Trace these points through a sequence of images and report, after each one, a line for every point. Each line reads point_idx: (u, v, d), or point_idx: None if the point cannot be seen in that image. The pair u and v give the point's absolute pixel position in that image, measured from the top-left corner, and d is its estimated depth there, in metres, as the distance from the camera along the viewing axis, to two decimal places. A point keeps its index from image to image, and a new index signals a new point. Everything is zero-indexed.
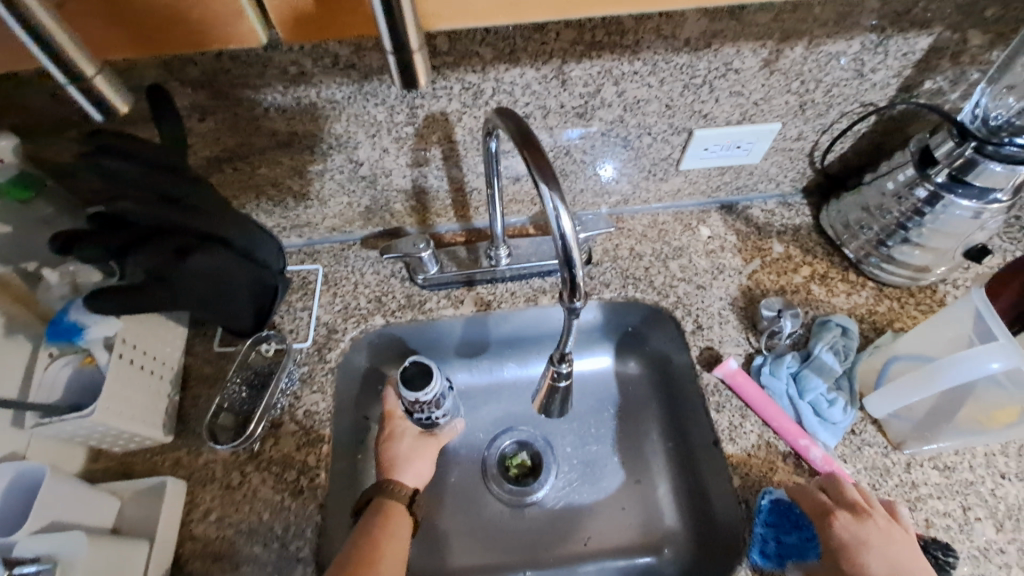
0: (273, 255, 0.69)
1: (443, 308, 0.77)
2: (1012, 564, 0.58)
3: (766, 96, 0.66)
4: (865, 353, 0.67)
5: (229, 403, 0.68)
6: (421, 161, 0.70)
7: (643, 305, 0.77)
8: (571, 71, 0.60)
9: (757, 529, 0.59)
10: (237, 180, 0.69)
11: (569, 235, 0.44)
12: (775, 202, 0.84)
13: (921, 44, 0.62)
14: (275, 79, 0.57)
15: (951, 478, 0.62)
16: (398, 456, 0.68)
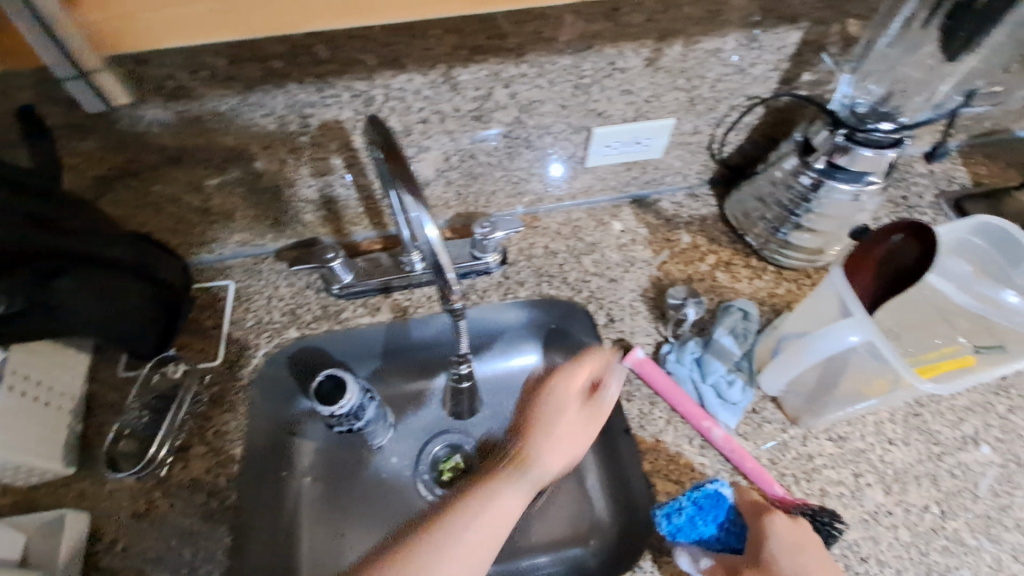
0: (178, 273, 0.71)
1: (360, 316, 0.76)
2: (898, 524, 0.62)
3: (656, 93, 0.69)
4: (763, 334, 0.71)
5: (130, 428, 0.66)
6: (324, 170, 0.70)
7: (559, 301, 0.79)
8: (459, 75, 0.61)
9: (680, 499, 0.59)
10: (131, 199, 0.67)
11: (434, 241, 0.48)
12: (684, 194, 0.87)
13: (792, 38, 0.65)
14: (152, 95, 0.56)
15: (844, 447, 0.66)
16: (478, 503, 0.58)
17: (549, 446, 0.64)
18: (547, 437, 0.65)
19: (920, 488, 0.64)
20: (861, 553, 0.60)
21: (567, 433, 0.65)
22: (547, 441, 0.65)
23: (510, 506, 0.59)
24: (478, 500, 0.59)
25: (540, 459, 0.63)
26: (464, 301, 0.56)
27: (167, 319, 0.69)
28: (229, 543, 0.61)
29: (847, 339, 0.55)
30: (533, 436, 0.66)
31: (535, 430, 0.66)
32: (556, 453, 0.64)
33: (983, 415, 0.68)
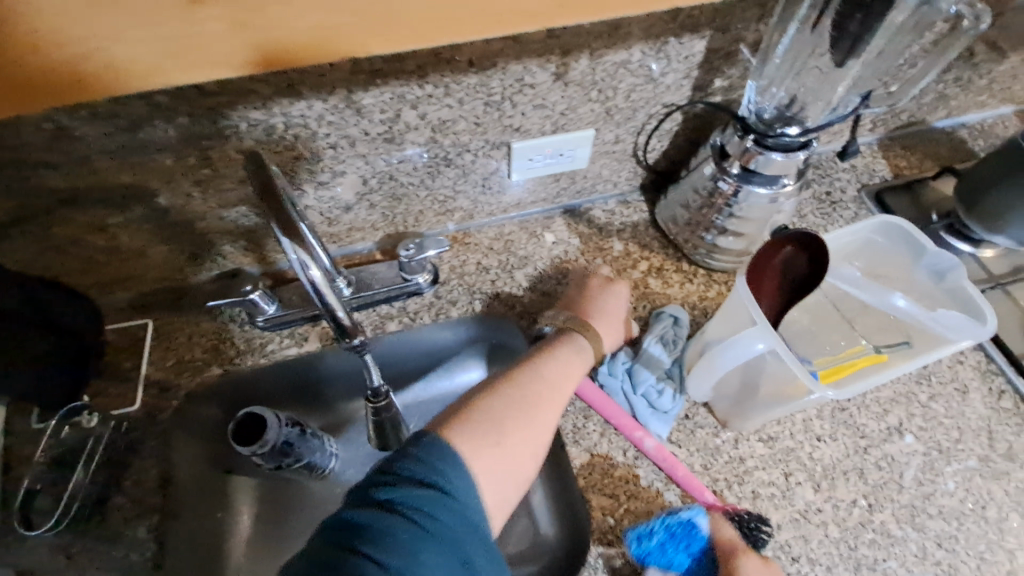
0: (88, 318, 0.68)
1: (287, 348, 0.74)
2: (828, 521, 0.62)
3: (570, 106, 0.69)
4: (693, 339, 0.71)
5: (40, 484, 0.63)
6: (234, 201, 0.67)
7: (492, 318, 0.78)
8: (361, 99, 0.60)
9: (654, 525, 0.59)
10: (30, 245, 0.64)
11: (319, 281, 0.49)
12: (616, 201, 0.87)
13: (697, 47, 0.66)
14: (31, 138, 0.54)
15: (774, 447, 0.66)
16: (560, 349, 0.64)
17: (607, 314, 0.70)
18: (611, 320, 0.70)
19: (848, 483, 0.65)
20: (791, 553, 0.60)
21: (612, 318, 0.70)
22: (592, 318, 0.69)
23: (580, 356, 0.64)
24: (552, 358, 0.62)
25: (605, 323, 0.69)
26: (364, 338, 0.57)
27: (76, 368, 0.66)
28: None
29: (755, 347, 0.56)
30: (584, 313, 0.69)
31: (585, 309, 0.70)
32: (618, 315, 0.70)
33: (906, 405, 0.70)
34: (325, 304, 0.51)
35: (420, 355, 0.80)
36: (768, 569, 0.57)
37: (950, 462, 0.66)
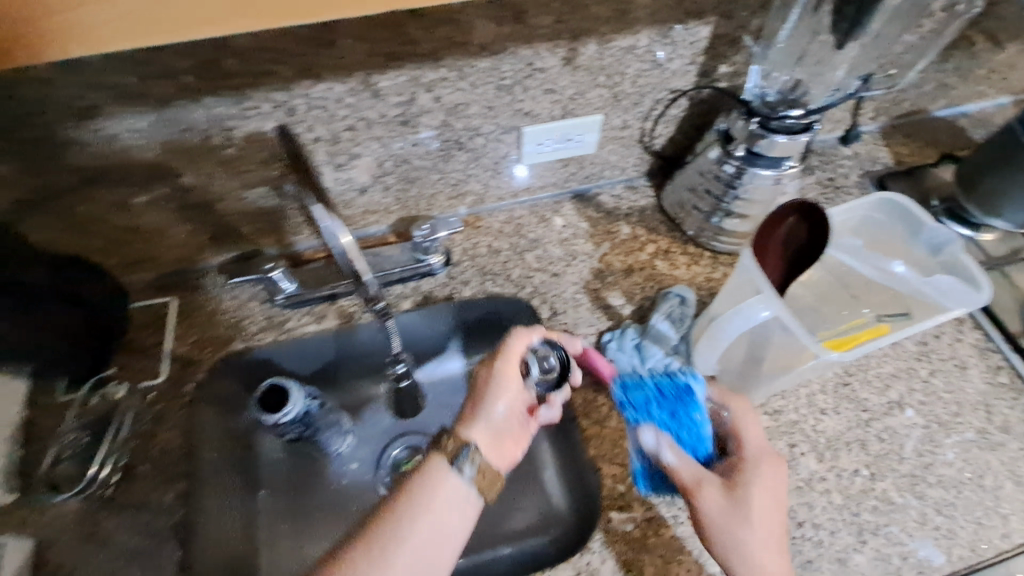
0: (108, 293, 0.70)
1: (306, 325, 0.77)
2: (831, 488, 0.65)
3: (579, 91, 0.71)
4: (699, 318, 0.73)
5: (70, 450, 0.64)
6: (255, 182, 0.70)
7: (504, 299, 0.79)
8: (378, 82, 0.62)
9: (652, 385, 0.60)
10: (50, 222, 0.65)
11: (345, 247, 0.53)
12: (623, 186, 0.90)
13: (703, 33, 0.68)
14: (61, 116, 0.54)
15: (779, 420, 0.69)
16: (427, 479, 0.54)
17: (484, 403, 0.59)
18: (484, 416, 0.59)
19: (850, 454, 0.67)
20: (796, 518, 0.63)
21: (483, 416, 0.59)
22: (473, 416, 0.59)
23: (453, 481, 0.54)
24: (417, 489, 0.53)
25: (484, 418, 0.59)
26: (381, 298, 0.63)
27: (98, 341, 0.68)
28: (178, 558, 0.62)
29: (759, 315, 0.58)
30: (467, 404, 0.61)
31: (472, 396, 0.61)
32: (497, 401, 0.60)
33: (906, 380, 0.72)
34: (349, 266, 0.56)
35: (432, 337, 0.82)
36: (777, 470, 0.57)
37: (950, 434, 0.69)
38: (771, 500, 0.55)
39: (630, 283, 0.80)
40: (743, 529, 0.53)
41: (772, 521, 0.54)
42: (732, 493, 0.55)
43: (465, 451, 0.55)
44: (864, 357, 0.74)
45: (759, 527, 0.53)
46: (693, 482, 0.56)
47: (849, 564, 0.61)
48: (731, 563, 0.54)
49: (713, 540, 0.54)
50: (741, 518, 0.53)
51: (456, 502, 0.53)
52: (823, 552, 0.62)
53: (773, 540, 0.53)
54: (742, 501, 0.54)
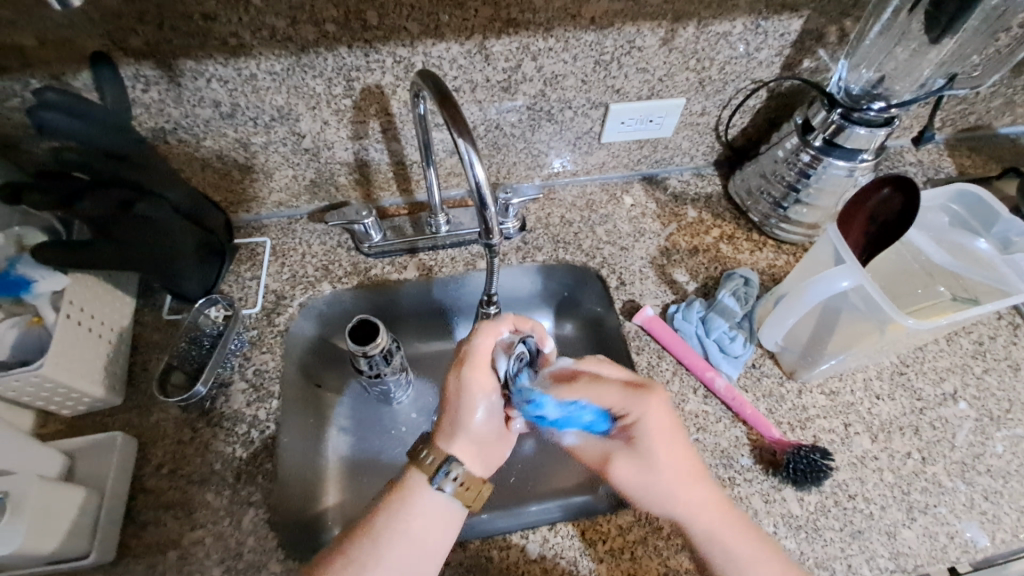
0: (220, 226, 0.77)
1: (388, 273, 0.81)
2: (883, 467, 0.67)
3: (669, 72, 0.75)
4: (763, 298, 0.76)
5: (179, 361, 0.71)
6: (361, 134, 0.75)
7: (572, 266, 0.84)
8: (492, 46, 0.67)
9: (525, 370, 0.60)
10: (182, 154, 0.72)
11: (482, 181, 0.55)
12: (691, 173, 0.93)
13: (794, 26, 0.72)
14: (215, 50, 0.62)
15: (836, 400, 0.72)
16: (405, 499, 0.55)
17: (462, 419, 0.59)
18: (464, 432, 0.59)
19: (904, 437, 0.70)
20: (848, 491, 0.66)
21: (460, 432, 0.59)
22: (454, 429, 0.59)
23: (433, 496, 0.56)
24: (397, 502, 0.55)
25: (465, 433, 0.59)
26: (502, 239, 0.63)
27: (211, 266, 0.74)
28: (267, 467, 0.66)
29: (841, 284, 0.63)
30: (447, 420, 0.60)
31: (447, 409, 0.60)
32: (476, 414, 0.58)
33: (961, 375, 0.75)
34: (481, 202, 0.57)
35: (503, 298, 0.88)
36: (667, 419, 0.58)
37: (1000, 428, 0.71)
38: (636, 454, 0.58)
39: (695, 262, 0.83)
40: (630, 474, 0.58)
41: (667, 467, 0.57)
42: (625, 447, 0.59)
43: (446, 468, 0.56)
44: (920, 350, 0.76)
45: (638, 471, 0.58)
46: (603, 448, 0.61)
47: (898, 537, 0.63)
48: (648, 502, 0.58)
49: (626, 485, 0.59)
50: (639, 466, 0.58)
51: (440, 517, 0.56)
52: (874, 524, 0.64)
53: (658, 483, 0.57)
54: (634, 448, 0.58)
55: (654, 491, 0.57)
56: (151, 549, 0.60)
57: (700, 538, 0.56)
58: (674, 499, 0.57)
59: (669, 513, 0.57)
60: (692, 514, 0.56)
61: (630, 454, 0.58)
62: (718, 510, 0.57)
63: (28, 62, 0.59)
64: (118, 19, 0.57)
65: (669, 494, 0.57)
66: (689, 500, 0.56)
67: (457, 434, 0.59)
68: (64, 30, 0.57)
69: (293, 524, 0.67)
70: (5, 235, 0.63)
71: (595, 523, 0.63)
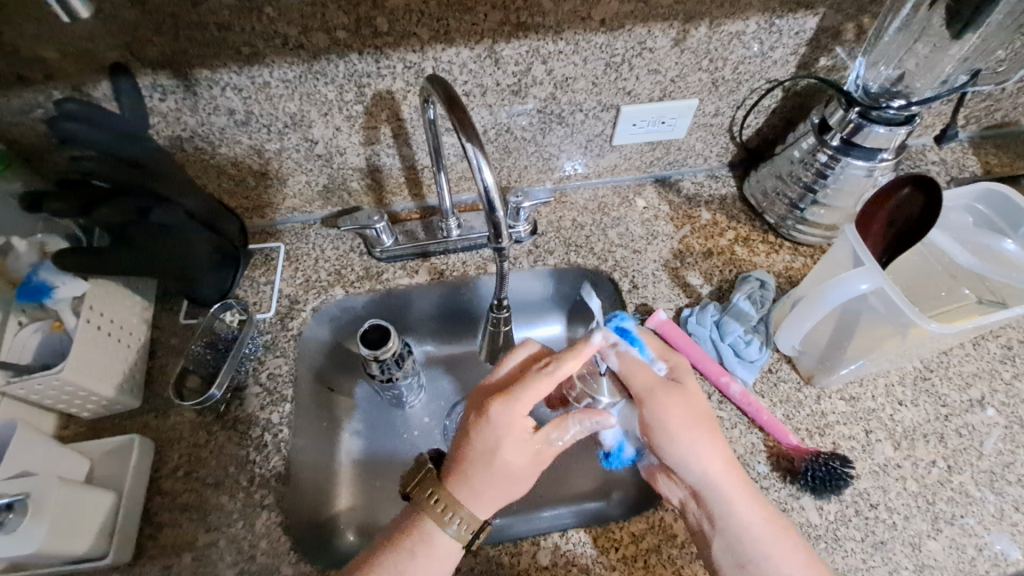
0: (235, 232, 0.78)
1: (399, 278, 0.82)
2: (906, 476, 0.65)
3: (681, 73, 0.75)
4: (780, 302, 0.75)
5: (195, 365, 0.72)
6: (373, 139, 0.75)
7: (584, 269, 0.83)
8: (502, 50, 0.67)
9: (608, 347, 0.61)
10: (198, 161, 0.74)
11: (491, 185, 0.55)
12: (704, 175, 0.92)
13: (809, 24, 0.71)
14: (229, 59, 0.63)
15: (856, 406, 0.70)
16: (415, 543, 0.52)
17: (490, 473, 0.52)
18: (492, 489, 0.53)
19: (928, 445, 0.67)
20: (870, 500, 0.64)
21: (488, 487, 0.53)
22: (498, 499, 0.53)
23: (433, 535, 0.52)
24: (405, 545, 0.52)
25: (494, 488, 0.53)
26: (512, 242, 0.63)
27: (226, 272, 0.75)
28: (280, 471, 0.66)
29: (860, 287, 0.61)
30: (469, 472, 0.53)
31: (474, 463, 0.53)
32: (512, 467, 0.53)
33: (989, 381, 0.72)
34: (491, 205, 0.57)
35: (515, 302, 0.88)
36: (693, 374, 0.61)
37: None
38: (682, 397, 0.58)
39: (709, 265, 0.82)
40: (679, 415, 0.57)
41: (701, 413, 0.58)
42: (675, 389, 0.58)
43: (461, 522, 0.52)
44: (945, 355, 0.74)
45: (684, 417, 0.57)
46: (660, 385, 0.58)
47: (923, 549, 0.61)
48: (685, 452, 0.56)
49: (668, 430, 0.56)
50: (683, 406, 0.57)
51: (448, 564, 0.52)
52: (896, 534, 0.62)
53: (696, 432, 0.56)
54: (674, 388, 0.58)
55: (693, 433, 0.56)
56: (166, 550, 0.61)
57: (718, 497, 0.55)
58: (705, 449, 0.56)
59: (702, 464, 0.55)
60: (717, 469, 0.55)
61: (677, 396, 0.58)
62: (737, 468, 0.56)
63: (51, 74, 0.60)
64: (136, 31, 0.58)
65: (707, 444, 0.56)
66: (719, 452, 0.56)
67: (485, 492, 0.53)
68: (83, 41, 0.58)
69: (306, 528, 0.67)
70: (28, 242, 0.65)
71: (608, 530, 0.62)
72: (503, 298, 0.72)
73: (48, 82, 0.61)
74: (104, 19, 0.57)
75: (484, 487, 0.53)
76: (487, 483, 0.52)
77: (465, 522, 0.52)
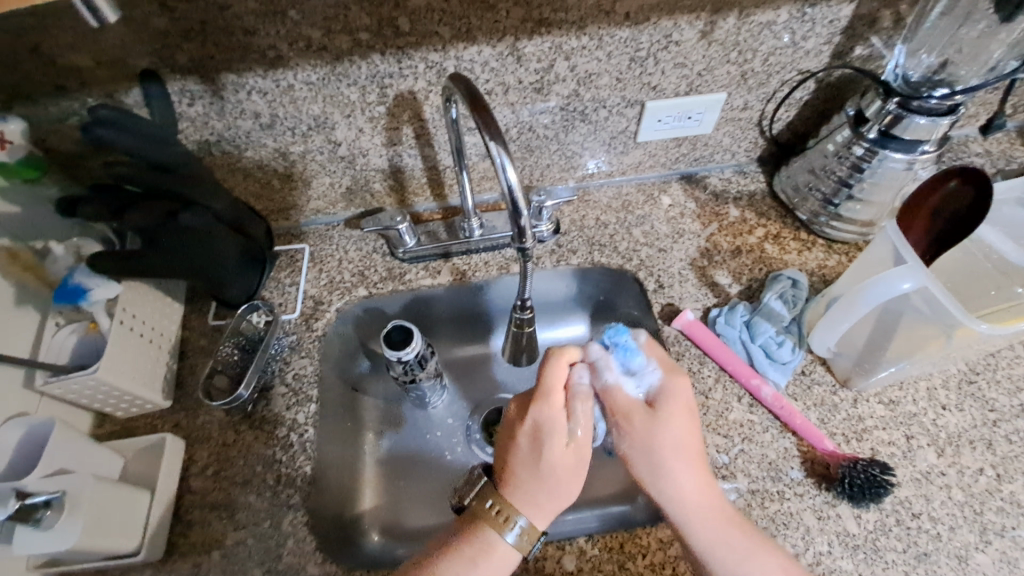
0: (261, 234, 0.78)
1: (422, 278, 0.82)
2: (951, 484, 0.62)
3: (709, 66, 0.73)
4: (813, 302, 0.72)
5: (223, 366, 0.73)
6: (394, 140, 0.76)
7: (609, 268, 0.81)
8: (524, 48, 0.66)
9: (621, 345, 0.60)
10: (225, 164, 0.75)
11: (514, 184, 0.54)
12: (732, 170, 0.89)
13: (844, 12, 0.68)
14: (254, 63, 0.64)
15: (895, 411, 0.67)
16: (474, 550, 0.51)
17: (538, 473, 0.53)
18: (540, 489, 0.53)
19: (974, 452, 0.64)
20: (911, 509, 0.61)
21: (537, 486, 0.53)
22: (548, 503, 0.53)
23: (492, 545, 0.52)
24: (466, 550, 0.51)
25: (536, 486, 0.53)
26: (535, 243, 0.61)
27: (252, 273, 0.76)
28: (306, 470, 0.67)
29: (902, 286, 0.58)
30: (524, 473, 0.54)
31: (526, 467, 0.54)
32: (554, 460, 0.53)
33: None
34: (514, 205, 0.56)
35: (538, 302, 0.86)
36: (685, 397, 0.57)
37: None
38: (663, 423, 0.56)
39: (738, 263, 0.79)
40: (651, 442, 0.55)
41: (681, 440, 0.55)
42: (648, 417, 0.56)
43: (521, 528, 0.52)
44: (992, 357, 0.70)
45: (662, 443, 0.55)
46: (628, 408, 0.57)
47: (970, 562, 0.58)
48: (658, 484, 0.55)
49: (636, 462, 0.56)
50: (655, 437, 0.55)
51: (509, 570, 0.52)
52: (941, 546, 0.59)
53: (676, 460, 0.54)
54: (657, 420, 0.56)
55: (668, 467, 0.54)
56: (196, 548, 0.62)
57: (695, 532, 0.53)
58: (684, 477, 0.54)
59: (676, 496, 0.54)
60: (697, 498, 0.54)
61: (647, 421, 0.56)
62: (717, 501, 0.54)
63: (87, 83, 0.62)
64: (165, 38, 0.59)
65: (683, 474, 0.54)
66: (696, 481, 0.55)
67: (535, 488, 0.53)
68: (115, 50, 0.60)
69: (332, 528, 0.68)
70: (64, 245, 0.67)
71: (634, 536, 0.61)
72: (525, 300, 0.70)
73: (82, 89, 0.62)
74: (134, 26, 0.58)
75: (534, 487, 0.53)
76: (539, 485, 0.53)
77: (525, 529, 0.52)
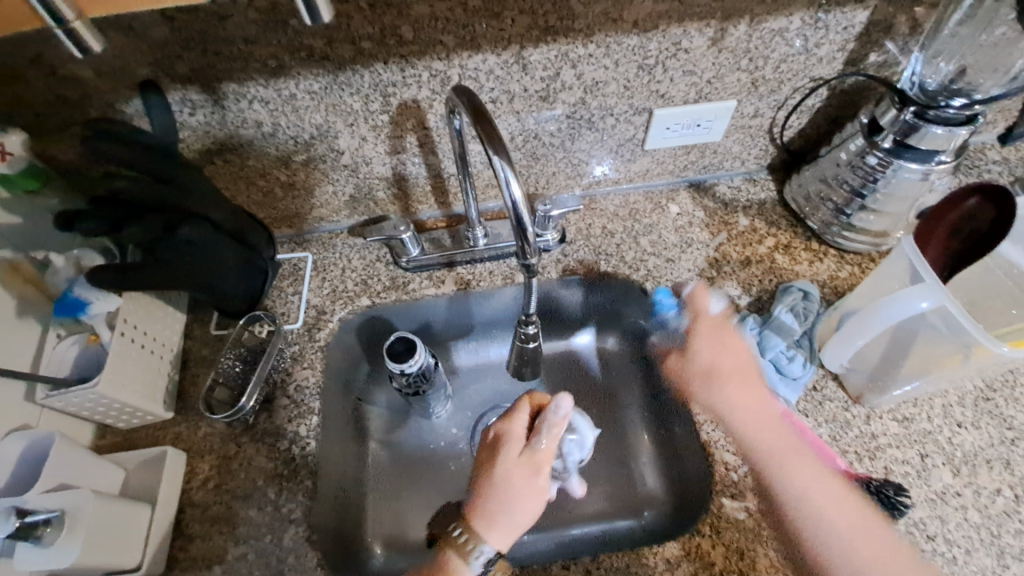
0: (264, 243, 0.78)
1: (426, 288, 0.81)
2: (967, 505, 0.60)
3: (719, 74, 0.71)
4: (826, 315, 0.71)
5: (225, 377, 0.72)
6: (398, 149, 0.74)
7: (615, 278, 0.80)
8: (530, 56, 0.65)
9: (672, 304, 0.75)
10: (228, 173, 0.74)
11: (519, 199, 0.53)
12: (742, 178, 0.87)
13: (859, 18, 0.66)
14: (256, 72, 0.63)
15: (909, 428, 0.65)
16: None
17: (497, 487, 0.57)
18: (500, 507, 0.56)
19: (991, 472, 0.62)
20: (926, 531, 0.59)
21: (497, 504, 0.56)
22: (508, 520, 0.55)
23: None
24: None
25: (496, 501, 0.56)
26: (540, 258, 0.60)
27: (255, 283, 0.75)
28: (308, 484, 0.66)
29: (920, 304, 0.57)
30: (485, 491, 0.57)
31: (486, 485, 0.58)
32: (508, 472, 0.58)
33: None
34: (519, 220, 0.54)
35: (543, 312, 0.85)
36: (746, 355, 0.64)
37: None
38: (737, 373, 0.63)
39: (747, 274, 0.78)
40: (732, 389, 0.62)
41: (750, 386, 0.62)
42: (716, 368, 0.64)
43: (484, 556, 0.53)
44: (1010, 373, 0.68)
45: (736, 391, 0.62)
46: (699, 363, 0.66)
47: None
48: (752, 428, 0.60)
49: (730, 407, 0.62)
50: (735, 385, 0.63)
51: None
52: (957, 570, 0.57)
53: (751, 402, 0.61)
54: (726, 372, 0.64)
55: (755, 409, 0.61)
56: (197, 563, 0.61)
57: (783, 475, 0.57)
58: (749, 414, 0.60)
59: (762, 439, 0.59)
60: (771, 442, 0.58)
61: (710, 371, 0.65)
62: (802, 450, 0.58)
63: (87, 93, 0.61)
64: (165, 48, 0.59)
65: (763, 417, 0.60)
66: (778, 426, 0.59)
67: (494, 505, 0.56)
68: (116, 60, 0.59)
69: (334, 543, 0.67)
70: (65, 256, 0.66)
71: (640, 556, 0.59)
72: (530, 314, 0.69)
73: (83, 99, 0.62)
74: (134, 36, 0.57)
75: (494, 505, 0.56)
76: (497, 503, 0.56)
77: (488, 555, 0.53)
